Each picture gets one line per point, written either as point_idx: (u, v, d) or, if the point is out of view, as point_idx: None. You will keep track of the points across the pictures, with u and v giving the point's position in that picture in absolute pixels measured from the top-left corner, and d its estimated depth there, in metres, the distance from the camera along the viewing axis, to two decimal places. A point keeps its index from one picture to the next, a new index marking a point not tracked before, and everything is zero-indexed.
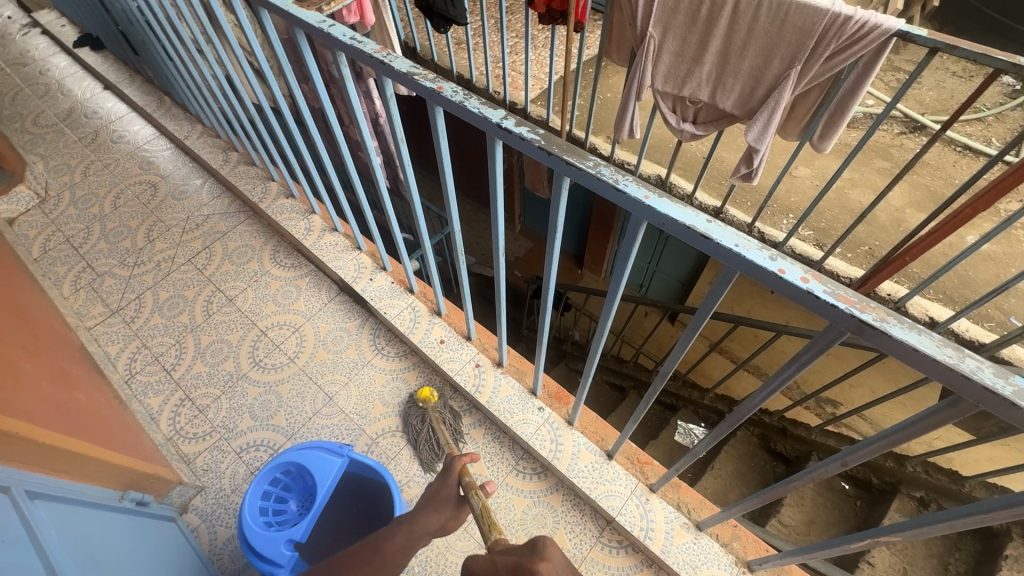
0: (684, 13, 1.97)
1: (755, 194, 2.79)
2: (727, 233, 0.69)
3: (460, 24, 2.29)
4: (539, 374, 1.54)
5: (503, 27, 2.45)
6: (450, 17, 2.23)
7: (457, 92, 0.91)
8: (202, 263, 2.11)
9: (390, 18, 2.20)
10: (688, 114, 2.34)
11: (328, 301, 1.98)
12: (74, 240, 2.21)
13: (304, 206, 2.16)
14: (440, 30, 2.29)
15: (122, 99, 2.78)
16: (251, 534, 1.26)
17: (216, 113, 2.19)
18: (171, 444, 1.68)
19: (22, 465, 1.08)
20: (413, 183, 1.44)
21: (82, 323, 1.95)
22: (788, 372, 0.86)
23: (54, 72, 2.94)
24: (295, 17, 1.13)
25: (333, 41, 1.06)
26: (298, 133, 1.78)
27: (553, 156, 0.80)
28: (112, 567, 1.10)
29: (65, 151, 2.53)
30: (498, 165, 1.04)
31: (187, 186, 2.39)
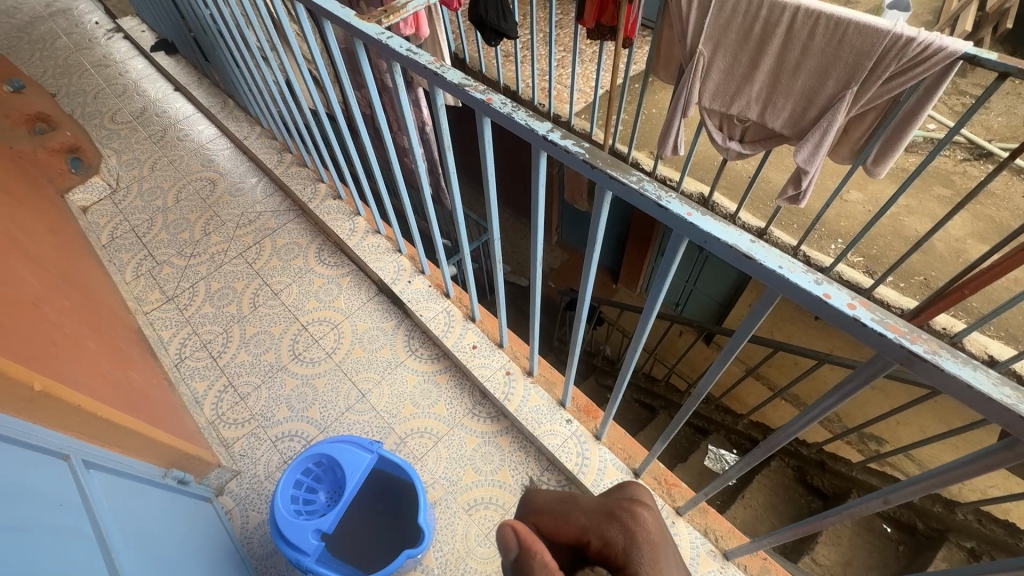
0: (736, 31, 1.95)
1: (803, 217, 2.70)
2: (771, 254, 0.68)
3: (509, 37, 2.34)
4: (569, 387, 1.54)
5: (552, 43, 2.49)
6: (502, 30, 2.28)
7: (506, 104, 0.93)
8: (252, 257, 2.22)
9: (443, 30, 2.27)
10: (735, 133, 2.30)
11: (367, 301, 2.04)
12: (138, 230, 2.36)
13: (350, 208, 2.23)
14: (489, 43, 2.34)
15: (190, 100, 2.96)
16: (281, 520, 1.30)
17: (275, 117, 2.31)
18: (212, 428, 1.76)
19: (82, 435, 1.17)
20: (457, 192, 1.47)
21: (140, 308, 2.08)
22: (828, 402, 0.83)
23: (132, 74, 3.17)
24: (356, 29, 1.18)
25: (391, 53, 1.11)
26: (350, 138, 1.85)
27: (597, 170, 0.81)
28: (154, 539, 1.16)
29: (137, 147, 2.71)
30: (541, 177, 1.05)
31: (243, 184, 2.52)
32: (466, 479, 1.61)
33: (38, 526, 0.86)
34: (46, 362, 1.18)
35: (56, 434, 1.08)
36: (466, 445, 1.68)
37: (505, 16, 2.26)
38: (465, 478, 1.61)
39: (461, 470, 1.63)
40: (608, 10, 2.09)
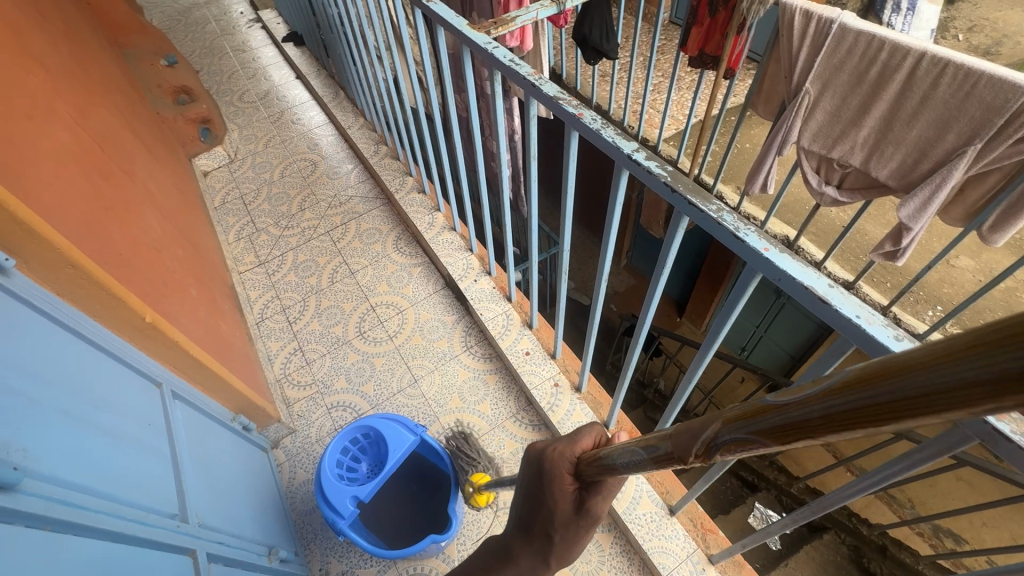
0: (849, 73, 1.85)
1: (899, 276, 2.50)
2: (849, 301, 0.65)
3: (610, 58, 2.36)
4: (615, 409, 1.51)
5: (651, 68, 2.48)
6: (603, 50, 2.32)
7: (596, 121, 0.96)
8: (337, 237, 2.39)
9: (547, 46, 2.34)
10: (834, 178, 2.18)
11: (433, 293, 2.13)
12: (246, 198, 2.63)
13: (431, 203, 2.34)
14: (589, 62, 2.37)
15: (307, 88, 3.25)
16: (325, 481, 1.38)
17: (379, 111, 2.48)
18: (278, 385, 1.91)
19: (174, 369, 1.32)
20: (535, 200, 1.51)
21: (236, 267, 2.31)
22: (892, 471, 0.77)
23: (262, 60, 3.53)
24: (466, 37, 1.25)
25: (494, 62, 1.17)
26: (442, 138, 1.96)
27: (676, 194, 0.81)
28: (216, 473, 1.28)
29: (256, 125, 3.02)
30: (620, 197, 1.06)
31: (340, 169, 2.72)
32: None
33: (124, 438, 0.99)
34: (158, 299, 1.34)
35: (155, 364, 1.23)
36: (504, 448, 1.70)
37: (608, 36, 2.29)
38: None
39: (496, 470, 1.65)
40: (713, 40, 2.06)
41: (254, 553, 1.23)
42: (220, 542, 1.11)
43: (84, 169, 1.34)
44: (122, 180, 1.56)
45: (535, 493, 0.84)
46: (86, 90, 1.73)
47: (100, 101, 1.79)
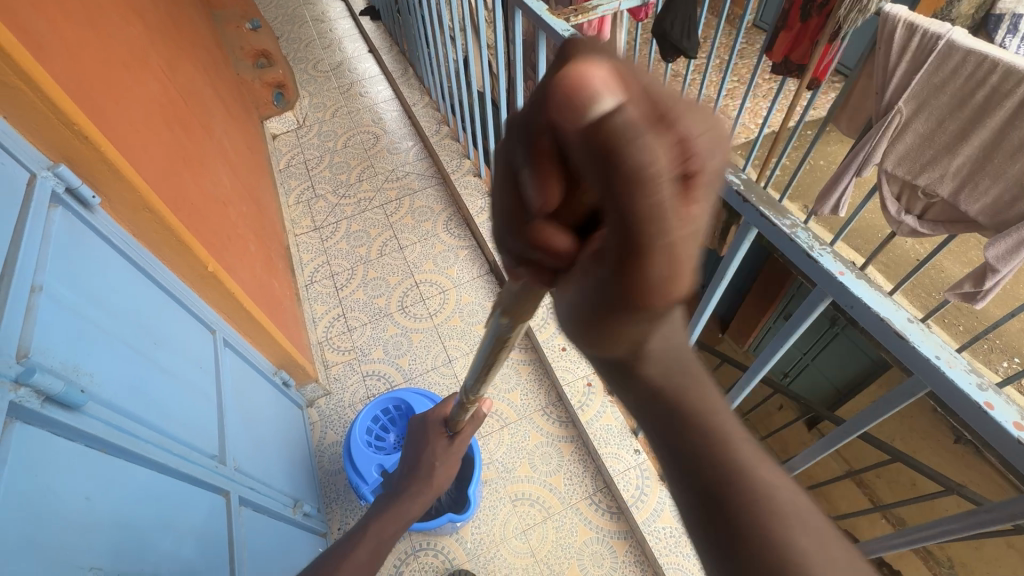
0: (950, 95, 1.68)
1: (974, 320, 2.32)
2: (930, 339, 0.60)
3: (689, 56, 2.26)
4: None
5: (729, 72, 2.37)
6: (682, 48, 2.22)
7: None
8: (390, 211, 2.44)
9: (624, 38, 2.27)
10: (916, 208, 2.03)
11: (476, 277, 2.15)
12: (309, 163, 2.72)
13: (485, 187, 2.34)
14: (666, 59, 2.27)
15: (377, 62, 3.31)
16: (354, 447, 1.42)
17: (445, 91, 2.49)
18: (319, 347, 1.98)
19: (229, 318, 1.38)
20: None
21: (293, 229, 2.40)
22: (947, 526, 0.71)
23: (338, 31, 3.62)
24: (545, 22, 1.21)
25: (570, 50, 1.13)
26: None
27: (750, 205, 0.76)
28: (255, 421, 1.35)
29: (326, 94, 3.11)
30: None
31: (400, 145, 2.76)
32: (520, 471, 1.63)
33: (176, 376, 1.04)
34: (220, 251, 1.40)
35: (211, 311, 1.30)
36: (528, 439, 1.69)
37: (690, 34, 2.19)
38: (520, 470, 1.63)
39: (517, 461, 1.65)
40: (801, 47, 1.95)
41: (280, 503, 1.28)
42: (252, 488, 1.17)
43: (168, 120, 1.41)
44: (200, 135, 1.63)
45: (417, 445, 1.23)
46: (178, 46, 1.81)
47: (188, 57, 1.88)
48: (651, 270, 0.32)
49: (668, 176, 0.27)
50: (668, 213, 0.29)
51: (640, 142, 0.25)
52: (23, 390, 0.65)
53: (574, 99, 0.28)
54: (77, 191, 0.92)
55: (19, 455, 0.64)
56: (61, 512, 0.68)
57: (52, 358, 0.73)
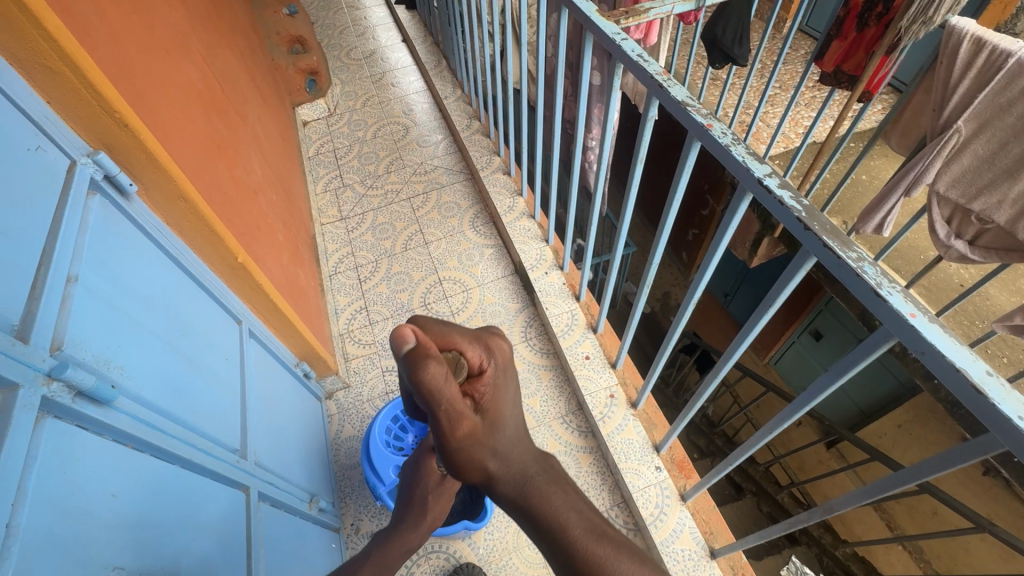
0: (1017, 116, 1.58)
1: (1019, 352, 2.22)
2: (1011, 397, 0.55)
3: (738, 65, 2.08)
4: (672, 435, 1.43)
5: (773, 80, 2.29)
6: (732, 55, 2.02)
7: (726, 134, 0.85)
8: (417, 205, 2.42)
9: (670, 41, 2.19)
10: (967, 233, 1.94)
11: (500, 278, 2.12)
12: (338, 152, 2.71)
13: (514, 186, 2.29)
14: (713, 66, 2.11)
15: (410, 53, 3.28)
16: (373, 446, 1.41)
17: (478, 86, 2.45)
18: (340, 339, 1.97)
19: (255, 309, 1.37)
20: (629, 209, 1.41)
21: (319, 218, 2.39)
22: None
23: (372, 19, 3.60)
24: (594, 23, 1.15)
25: (620, 55, 1.08)
26: (540, 124, 1.89)
27: (812, 233, 0.71)
28: (275, 414, 1.34)
29: (358, 82, 3.10)
30: (730, 224, 0.96)
31: (429, 138, 2.73)
32: None
33: (203, 368, 1.04)
34: (250, 242, 1.39)
35: (238, 302, 1.29)
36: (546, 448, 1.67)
37: (741, 40, 2.02)
38: None
39: None
40: (854, 57, 1.87)
41: (297, 498, 1.28)
42: (271, 482, 1.16)
43: (205, 107, 1.40)
44: (235, 123, 1.63)
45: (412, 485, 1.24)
46: (217, 31, 1.81)
47: (227, 44, 1.88)
48: (447, 416, 0.73)
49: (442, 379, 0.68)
50: (448, 392, 0.70)
51: (424, 364, 0.66)
52: (55, 384, 0.65)
53: (397, 344, 0.65)
54: (115, 178, 0.92)
55: (50, 450, 0.63)
56: (87, 509, 0.67)
57: (84, 351, 0.72)
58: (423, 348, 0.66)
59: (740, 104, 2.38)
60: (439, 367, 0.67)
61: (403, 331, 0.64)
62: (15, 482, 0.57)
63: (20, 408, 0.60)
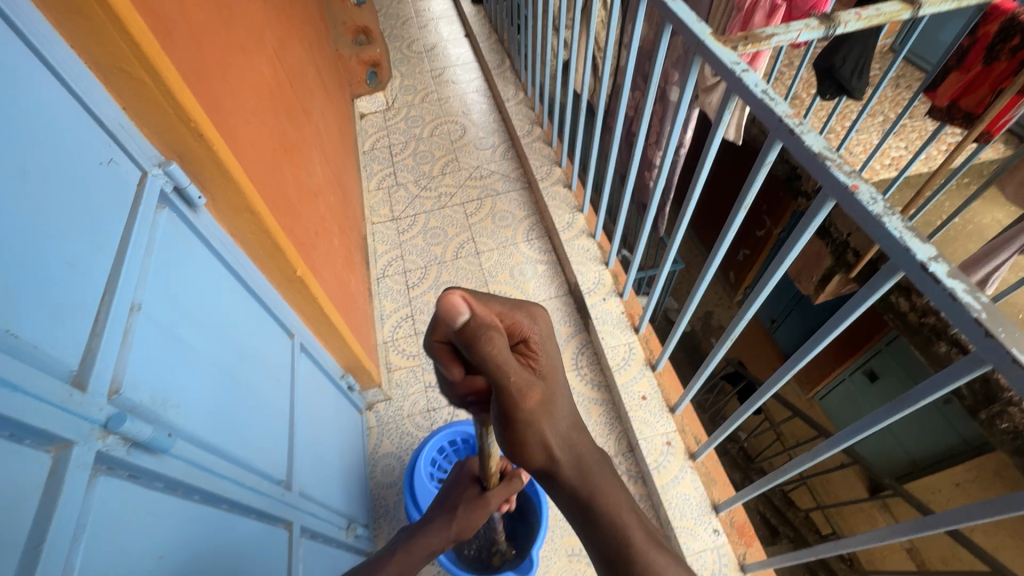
0: None
1: None
2: None
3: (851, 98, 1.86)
4: (737, 500, 1.32)
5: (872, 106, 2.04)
6: (847, 89, 1.81)
7: (876, 200, 0.72)
8: (470, 211, 2.33)
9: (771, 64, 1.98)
10: None
11: (553, 298, 2.02)
12: (393, 148, 2.65)
13: (575, 201, 2.16)
14: (822, 96, 1.89)
15: (471, 49, 3.17)
16: (417, 478, 1.34)
17: (544, 91, 2.32)
18: (384, 347, 1.91)
19: (307, 322, 1.31)
20: (717, 263, 1.21)
21: (371, 217, 2.34)
22: None
23: (434, 11, 3.51)
24: (707, 49, 1.02)
25: (738, 88, 0.94)
26: (614, 143, 1.75)
27: (996, 344, 0.58)
28: (319, 434, 1.28)
29: (417, 76, 3.03)
30: (859, 299, 0.82)
31: (487, 141, 2.64)
32: None
33: (253, 393, 0.98)
34: (309, 251, 1.34)
35: (292, 313, 1.23)
36: None
37: (861, 73, 1.78)
38: None
39: None
40: (975, 93, 1.69)
41: (335, 527, 1.22)
42: (313, 513, 1.10)
43: (273, 106, 1.34)
44: (301, 121, 1.57)
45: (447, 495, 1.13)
46: (288, 22, 1.75)
47: (297, 35, 1.82)
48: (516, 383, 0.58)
49: (500, 348, 0.57)
50: (508, 365, 0.58)
51: (482, 336, 0.55)
52: (110, 437, 0.59)
53: (446, 313, 0.55)
54: (184, 190, 0.86)
55: (102, 512, 0.56)
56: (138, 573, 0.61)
57: (141, 394, 0.66)
58: (479, 319, 0.55)
59: (826, 131, 2.18)
60: (501, 337, 0.57)
61: (451, 297, 0.54)
62: (63, 561, 0.50)
63: (73, 470, 0.53)
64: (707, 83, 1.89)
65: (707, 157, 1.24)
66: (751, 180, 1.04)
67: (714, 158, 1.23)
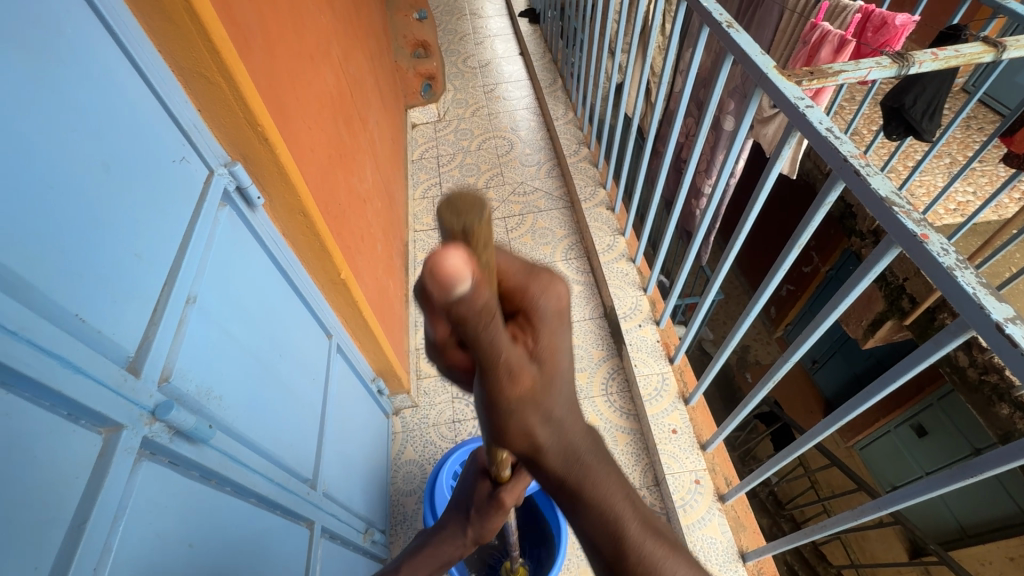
0: None
1: None
2: None
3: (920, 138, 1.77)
4: (767, 551, 1.25)
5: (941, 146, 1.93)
6: (917, 129, 1.73)
7: (947, 252, 0.67)
8: (511, 226, 2.35)
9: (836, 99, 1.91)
10: None
11: (587, 320, 1.99)
12: (441, 159, 2.71)
13: (617, 223, 2.13)
14: (887, 135, 1.81)
15: (524, 67, 3.22)
16: (437, 490, 1.34)
17: (595, 111, 2.31)
18: (415, 354, 1.93)
19: (345, 324, 1.33)
20: (763, 301, 1.16)
21: (413, 225, 2.39)
22: None
23: (492, 29, 3.59)
24: (770, 82, 0.99)
25: (801, 124, 0.91)
26: (662, 168, 1.72)
27: None
28: (346, 436, 1.30)
29: (470, 91, 3.09)
30: (922, 356, 0.77)
31: (533, 158, 2.66)
32: None
33: (289, 390, 1.00)
34: (354, 254, 1.37)
35: (331, 313, 1.26)
36: None
37: (933, 115, 1.71)
38: None
39: None
40: None
41: (354, 530, 1.23)
42: (334, 515, 1.11)
43: (333, 114, 1.39)
44: (358, 130, 1.63)
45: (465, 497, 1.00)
46: (354, 33, 1.82)
47: (361, 47, 1.89)
48: None
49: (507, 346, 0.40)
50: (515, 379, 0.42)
51: (484, 320, 0.37)
52: (157, 424, 0.61)
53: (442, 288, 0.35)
54: (245, 190, 0.90)
55: (142, 496, 0.58)
56: (167, 561, 0.62)
57: (188, 383, 0.69)
58: (483, 303, 0.36)
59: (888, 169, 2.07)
60: (502, 333, 0.39)
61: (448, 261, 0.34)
62: (103, 540, 0.52)
63: (120, 453, 0.55)
64: (764, 114, 1.85)
65: (761, 191, 1.20)
66: (808, 220, 1.00)
67: (768, 193, 1.19)
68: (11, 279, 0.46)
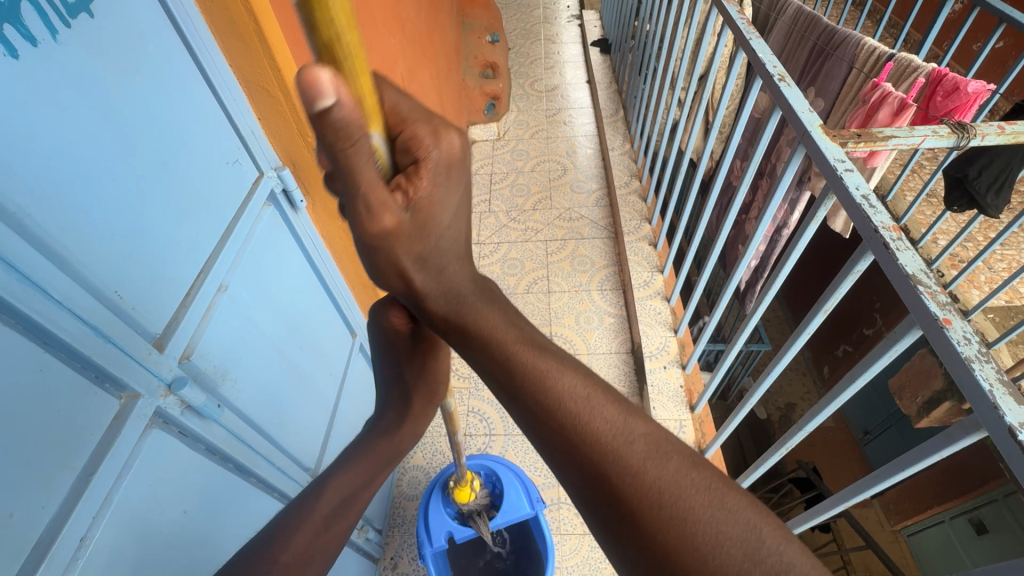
0: None
1: None
2: None
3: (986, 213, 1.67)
4: None
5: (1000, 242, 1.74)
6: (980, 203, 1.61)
7: (968, 340, 0.63)
8: (551, 250, 2.37)
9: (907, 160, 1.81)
10: None
11: (613, 353, 1.98)
12: (494, 177, 2.78)
13: (657, 261, 2.08)
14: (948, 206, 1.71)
15: (589, 95, 3.24)
16: (433, 499, 1.37)
17: (649, 145, 2.29)
18: None
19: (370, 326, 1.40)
20: (774, 374, 1.07)
21: None
22: None
23: (563, 55, 3.64)
24: (812, 140, 0.96)
25: (837, 188, 0.87)
26: (705, 211, 1.68)
27: None
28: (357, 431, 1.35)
29: (532, 113, 3.16)
30: (935, 450, 0.72)
31: (584, 185, 2.67)
32: None
33: (304, 381, 1.07)
34: None
35: (358, 314, 1.33)
36: (608, 563, 1.51)
37: (1000, 190, 1.60)
38: None
39: None
40: None
41: None
42: None
43: None
44: None
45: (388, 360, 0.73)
46: (422, 54, 1.92)
47: (427, 65, 1.98)
48: None
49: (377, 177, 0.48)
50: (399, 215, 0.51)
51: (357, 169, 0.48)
52: (171, 397, 0.68)
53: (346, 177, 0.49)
54: (291, 193, 0.98)
55: (147, 460, 0.65)
56: (162, 522, 0.68)
57: (207, 362, 0.76)
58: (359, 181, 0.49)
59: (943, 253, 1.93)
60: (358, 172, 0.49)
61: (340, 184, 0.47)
62: (105, 492, 0.58)
63: (134, 418, 0.62)
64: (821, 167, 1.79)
65: (788, 260, 1.12)
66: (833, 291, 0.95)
67: (795, 262, 1.10)
68: (62, 254, 0.54)
